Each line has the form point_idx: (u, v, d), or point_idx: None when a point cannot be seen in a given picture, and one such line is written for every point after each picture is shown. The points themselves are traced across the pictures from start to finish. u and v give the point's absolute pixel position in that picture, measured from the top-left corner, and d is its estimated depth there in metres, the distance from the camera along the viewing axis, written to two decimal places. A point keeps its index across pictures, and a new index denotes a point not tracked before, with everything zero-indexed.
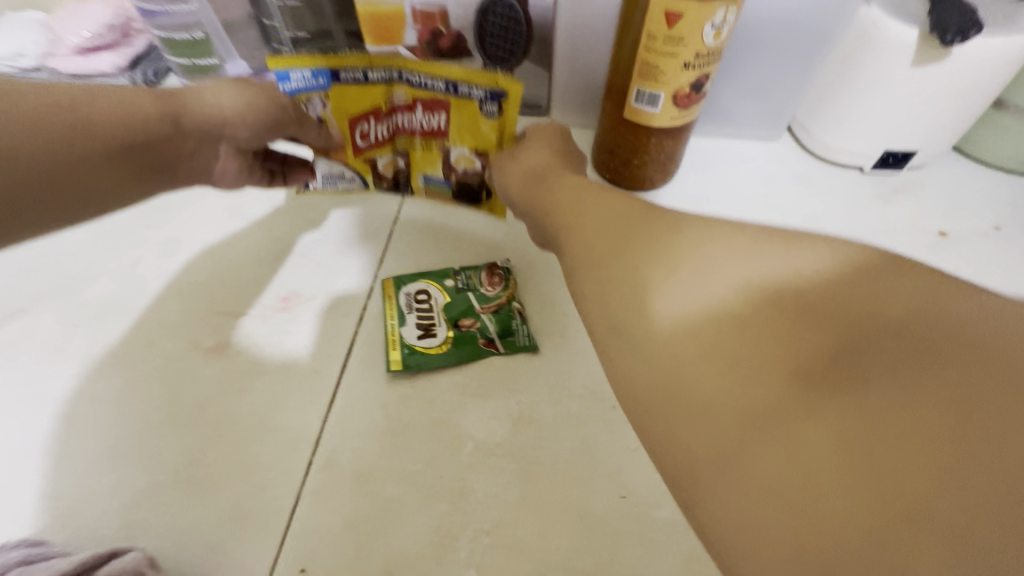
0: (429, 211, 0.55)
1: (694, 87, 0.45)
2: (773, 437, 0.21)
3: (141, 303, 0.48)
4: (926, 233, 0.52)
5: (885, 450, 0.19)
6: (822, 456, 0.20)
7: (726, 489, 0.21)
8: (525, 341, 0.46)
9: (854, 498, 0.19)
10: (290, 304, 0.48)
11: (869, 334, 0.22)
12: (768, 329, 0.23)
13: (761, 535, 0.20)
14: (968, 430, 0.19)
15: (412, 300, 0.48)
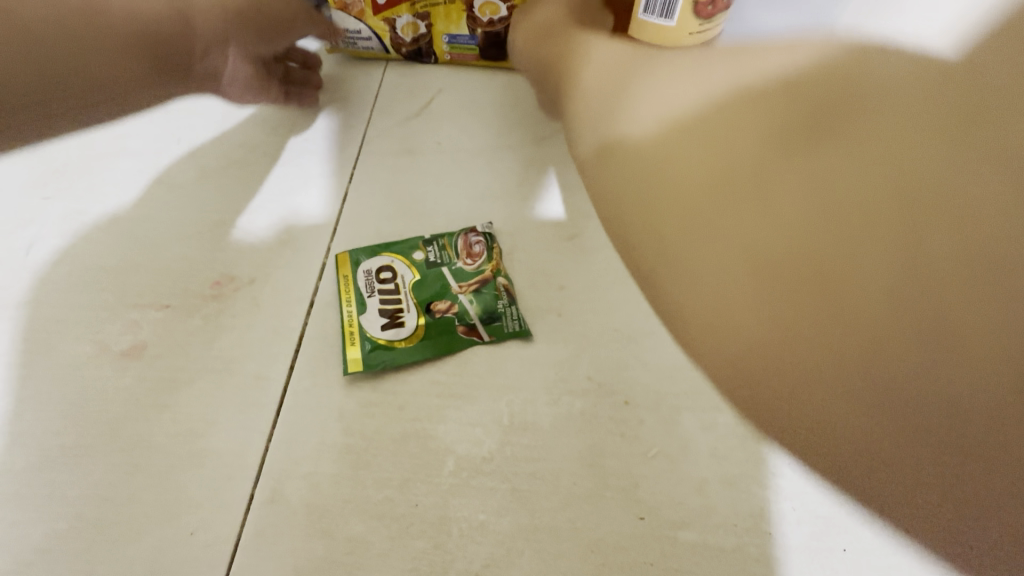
0: (391, 171, 0.46)
1: None
2: (720, 225, 0.20)
3: (36, 297, 0.40)
4: None
5: (783, 246, 0.20)
6: (740, 237, 0.20)
7: (677, 264, 0.21)
8: (515, 327, 0.37)
9: (753, 271, 0.20)
10: (223, 290, 0.39)
11: (835, 111, 0.21)
12: (735, 108, 0.22)
13: (661, 297, 0.22)
14: (855, 219, 0.19)
15: (374, 280, 0.39)
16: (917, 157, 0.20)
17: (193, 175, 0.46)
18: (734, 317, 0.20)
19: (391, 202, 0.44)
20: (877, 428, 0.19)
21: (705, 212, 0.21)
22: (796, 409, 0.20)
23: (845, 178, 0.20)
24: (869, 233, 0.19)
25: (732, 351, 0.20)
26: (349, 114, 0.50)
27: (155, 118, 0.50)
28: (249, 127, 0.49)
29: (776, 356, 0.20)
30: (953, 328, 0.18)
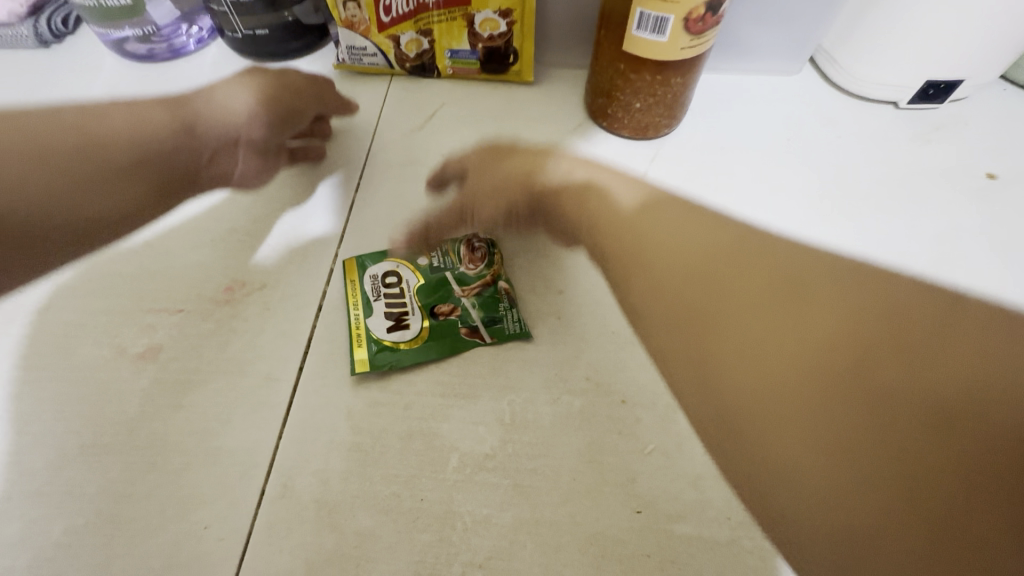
0: (396, 180, 0.48)
1: (710, 8, 0.40)
2: (737, 355, 0.37)
3: (54, 301, 0.41)
4: (974, 176, 0.50)
5: (777, 372, 0.35)
6: (816, 364, 0.35)
7: (718, 375, 0.36)
8: (516, 329, 0.39)
9: (782, 399, 0.34)
10: (235, 295, 0.41)
11: (827, 332, 0.36)
12: (761, 304, 0.38)
13: (726, 387, 0.36)
14: (844, 398, 0.33)
15: (380, 284, 0.41)
16: (891, 390, 0.33)
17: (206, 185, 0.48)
18: (734, 390, 0.35)
19: (396, 211, 0.46)
20: (847, 482, 0.31)
21: (736, 334, 0.37)
22: (778, 460, 0.33)
23: (829, 324, 0.36)
24: (821, 434, 0.33)
25: (755, 426, 0.34)
26: (355, 125, 0.52)
27: None
28: None
29: (777, 437, 0.33)
30: (918, 424, 0.32)
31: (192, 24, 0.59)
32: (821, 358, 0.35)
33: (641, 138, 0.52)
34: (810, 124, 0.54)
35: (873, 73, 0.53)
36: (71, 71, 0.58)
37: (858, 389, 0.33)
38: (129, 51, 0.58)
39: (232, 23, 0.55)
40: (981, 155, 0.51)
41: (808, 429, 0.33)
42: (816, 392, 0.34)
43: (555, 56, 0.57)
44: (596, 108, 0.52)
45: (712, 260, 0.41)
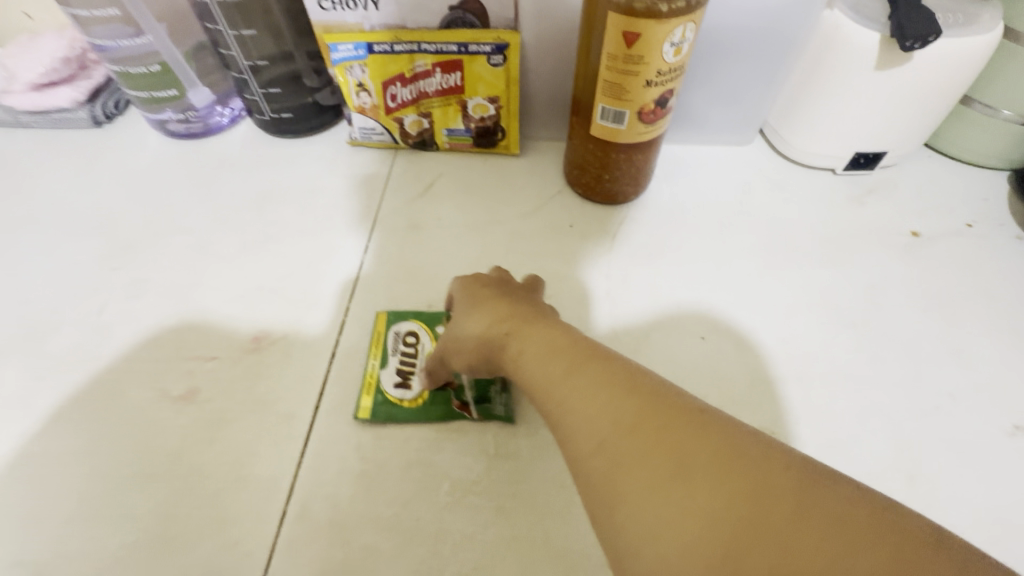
0: (400, 242, 0.56)
1: (658, 103, 0.48)
2: (616, 450, 0.27)
3: (107, 351, 0.48)
4: (900, 234, 0.58)
5: (627, 449, 0.27)
6: (650, 464, 0.26)
7: (579, 445, 0.29)
8: (502, 412, 0.43)
9: (628, 469, 0.26)
10: (261, 344, 0.48)
11: (669, 433, 0.27)
12: (618, 383, 0.30)
13: (585, 461, 0.28)
14: (683, 475, 0.25)
15: (400, 341, 0.47)
16: (772, 501, 0.23)
17: (237, 248, 0.56)
18: (616, 483, 0.26)
19: (399, 270, 0.54)
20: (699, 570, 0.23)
21: (593, 413, 0.29)
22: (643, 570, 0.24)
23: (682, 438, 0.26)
24: (707, 504, 0.24)
25: (637, 507, 0.25)
26: (365, 194, 0.61)
27: (205, 202, 0.61)
28: (282, 209, 0.59)
29: (645, 539, 0.24)
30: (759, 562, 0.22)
31: (224, 105, 0.68)
32: (680, 439, 0.26)
33: (611, 203, 0.60)
34: (758, 189, 0.62)
35: (810, 145, 0.61)
36: (119, 148, 0.67)
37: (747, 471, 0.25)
38: (170, 130, 0.68)
39: (261, 107, 0.64)
40: (905, 216, 0.59)
41: (672, 498, 0.25)
42: (687, 479, 0.25)
43: (538, 132, 0.66)
44: (573, 179, 0.60)
45: (560, 356, 0.34)
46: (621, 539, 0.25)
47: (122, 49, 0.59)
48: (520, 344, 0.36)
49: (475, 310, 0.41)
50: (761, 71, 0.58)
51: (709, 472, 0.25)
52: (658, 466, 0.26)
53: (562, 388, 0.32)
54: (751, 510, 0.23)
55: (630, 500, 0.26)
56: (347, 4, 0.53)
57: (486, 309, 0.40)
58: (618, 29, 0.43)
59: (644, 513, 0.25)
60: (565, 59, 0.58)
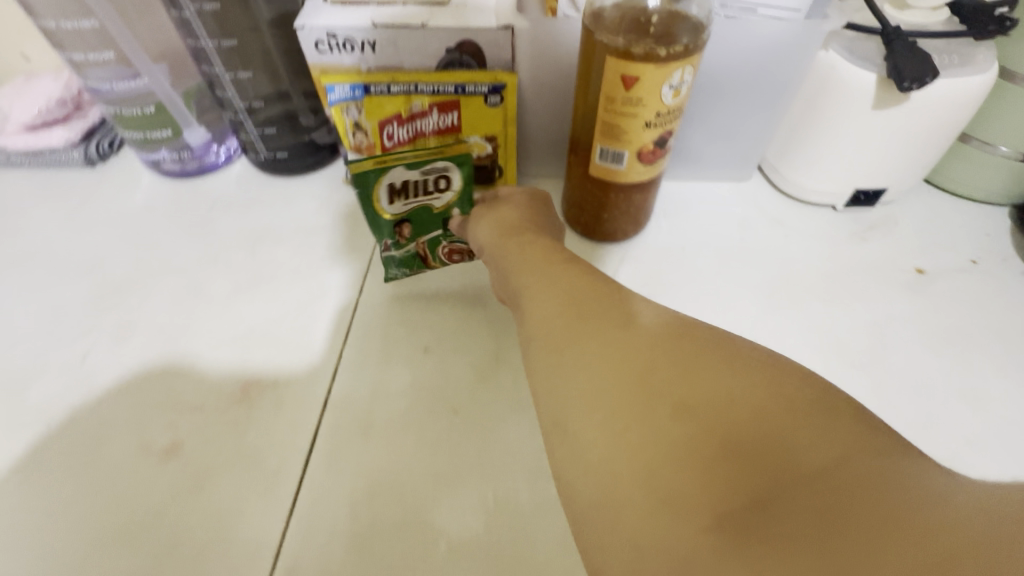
0: (396, 285, 0.55)
1: (658, 143, 0.48)
2: (562, 325, 0.36)
3: (88, 402, 0.46)
4: (904, 271, 0.57)
5: (567, 323, 0.36)
6: (576, 326, 0.36)
7: (535, 321, 0.39)
8: (390, 276, 0.55)
9: (564, 334, 0.36)
10: (250, 394, 0.46)
11: (598, 310, 0.36)
12: (568, 280, 0.41)
13: (538, 334, 0.37)
14: (603, 336, 0.34)
15: (434, 182, 0.53)
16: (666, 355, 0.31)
17: (228, 290, 0.55)
18: (554, 343, 0.35)
19: (395, 313, 0.52)
20: (597, 398, 0.30)
21: (545, 299, 0.40)
22: (564, 403, 0.32)
23: (607, 314, 0.36)
24: (613, 352, 0.32)
25: (565, 358, 0.34)
26: (360, 233, 0.60)
27: (197, 241, 0.60)
28: (275, 249, 0.58)
29: (566, 376, 0.33)
30: (643, 391, 0.29)
31: (220, 144, 0.68)
32: (606, 314, 0.36)
33: (611, 241, 0.59)
34: (758, 226, 0.62)
35: (810, 182, 0.61)
36: (111, 187, 0.66)
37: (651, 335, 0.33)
38: (164, 170, 0.67)
39: (257, 146, 0.64)
40: (908, 252, 0.58)
41: (593, 351, 0.33)
42: (604, 338, 0.33)
43: (535, 168, 0.65)
44: (571, 218, 0.60)
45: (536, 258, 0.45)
46: (554, 382, 0.34)
47: (114, 92, 0.58)
48: (519, 241, 0.48)
49: (497, 210, 0.54)
50: (757, 107, 0.58)
51: (622, 332, 0.33)
52: (591, 326, 0.35)
53: (534, 280, 0.42)
54: (646, 359, 0.31)
55: (567, 351, 0.34)
56: (344, 46, 0.54)
57: (503, 213, 0.52)
58: (615, 72, 0.43)
59: (571, 364, 0.33)
60: (560, 98, 0.58)
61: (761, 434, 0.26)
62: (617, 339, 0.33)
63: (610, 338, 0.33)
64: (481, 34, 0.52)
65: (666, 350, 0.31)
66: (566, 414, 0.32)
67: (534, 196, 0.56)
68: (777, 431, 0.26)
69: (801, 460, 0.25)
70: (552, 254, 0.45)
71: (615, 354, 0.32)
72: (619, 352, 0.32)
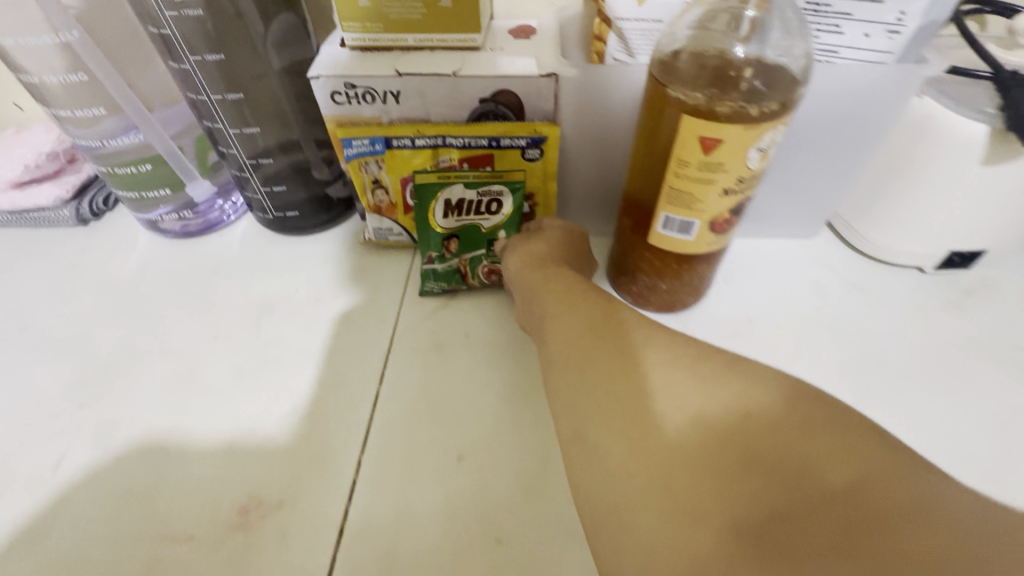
0: (422, 369, 0.47)
1: (733, 211, 0.41)
2: (579, 345, 0.37)
3: (60, 528, 0.40)
4: (1015, 348, 0.49)
5: (583, 343, 0.37)
6: (591, 343, 0.36)
7: (551, 342, 0.39)
8: (427, 287, 0.52)
9: (579, 354, 0.36)
10: (250, 517, 0.39)
11: (613, 329, 0.36)
12: (583, 298, 0.41)
13: (555, 355, 0.38)
14: (618, 358, 0.34)
15: (489, 204, 0.51)
16: (677, 376, 0.31)
17: (228, 377, 0.47)
18: (571, 363, 0.36)
19: (420, 407, 0.44)
20: (614, 419, 0.31)
21: (559, 318, 0.40)
22: (583, 422, 0.33)
23: (621, 333, 0.36)
24: (630, 372, 0.33)
25: (581, 377, 0.35)
26: (379, 305, 0.53)
27: (195, 315, 0.53)
28: (283, 325, 0.51)
29: (585, 396, 0.34)
30: (657, 409, 0.30)
31: (226, 199, 0.62)
32: (620, 333, 0.36)
33: (667, 312, 0.51)
34: (835, 292, 0.54)
35: (895, 243, 0.53)
36: (103, 250, 0.60)
37: (665, 355, 0.33)
38: (163, 229, 0.61)
39: (264, 205, 0.57)
40: (1016, 325, 0.50)
41: (608, 372, 0.34)
42: (620, 359, 0.34)
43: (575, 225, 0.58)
44: (620, 286, 0.52)
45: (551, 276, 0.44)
46: (572, 400, 0.34)
47: (109, 149, 0.53)
48: (547, 273, 0.45)
49: (529, 242, 0.50)
50: (835, 159, 0.50)
51: (636, 353, 0.34)
52: (605, 346, 0.35)
53: (549, 300, 0.42)
54: (659, 381, 0.32)
55: (583, 370, 0.35)
56: (364, 97, 0.47)
57: (530, 245, 0.49)
58: (691, 132, 0.35)
59: (587, 383, 0.34)
60: (607, 149, 0.51)
61: (775, 449, 0.27)
62: (633, 360, 0.33)
63: (626, 358, 0.34)
64: (521, 82, 0.45)
65: (683, 374, 0.31)
66: (585, 431, 0.32)
67: (573, 229, 0.52)
68: (795, 454, 0.26)
69: (823, 477, 0.25)
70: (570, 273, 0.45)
71: (631, 378, 0.32)
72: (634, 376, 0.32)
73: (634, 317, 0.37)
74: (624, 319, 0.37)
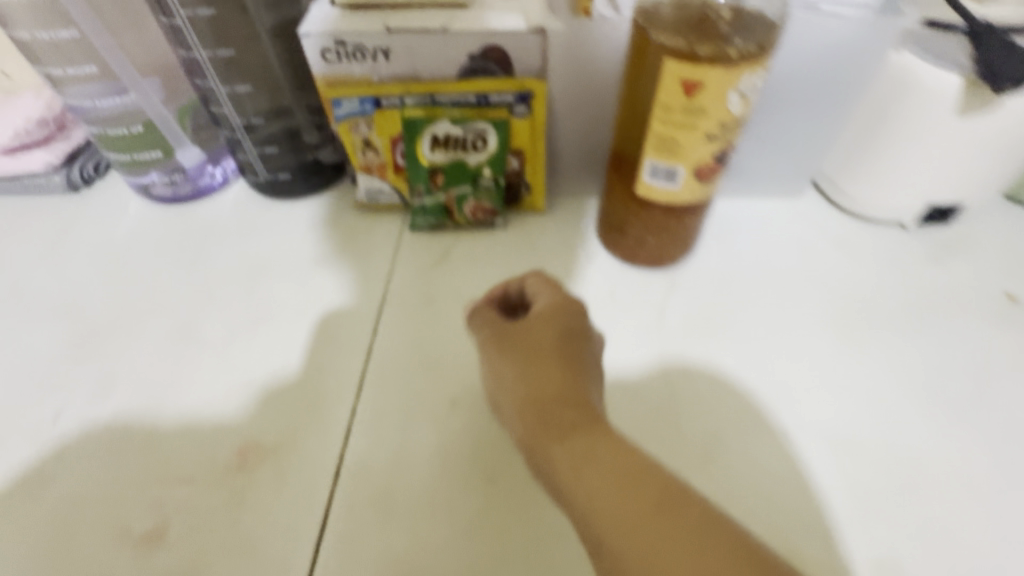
0: (415, 322, 0.48)
1: (717, 158, 0.41)
2: (522, 432, 0.36)
3: (62, 475, 0.40)
4: (992, 298, 0.50)
5: (524, 429, 0.35)
6: (530, 431, 0.35)
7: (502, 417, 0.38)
8: (418, 222, 0.56)
9: (526, 443, 0.35)
10: (249, 461, 0.40)
11: (552, 405, 0.35)
12: (524, 363, 0.37)
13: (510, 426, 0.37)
14: (557, 437, 0.34)
15: (473, 140, 0.51)
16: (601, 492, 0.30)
17: (225, 334, 0.48)
18: (525, 450, 0.36)
19: (415, 357, 0.45)
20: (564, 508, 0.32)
21: (503, 382, 0.38)
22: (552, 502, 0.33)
23: (558, 404, 0.35)
24: (569, 455, 0.32)
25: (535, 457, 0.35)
26: (372, 263, 0.53)
27: (189, 277, 0.53)
28: (278, 285, 0.52)
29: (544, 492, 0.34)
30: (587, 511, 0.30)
31: (216, 165, 0.61)
32: (560, 408, 0.35)
33: (656, 268, 0.53)
34: (819, 249, 0.55)
35: (877, 199, 0.54)
36: (96, 217, 0.60)
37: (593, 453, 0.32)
38: (155, 194, 0.61)
39: (256, 167, 0.58)
40: (993, 277, 0.51)
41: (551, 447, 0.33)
42: (559, 439, 0.33)
43: (565, 186, 0.59)
44: (610, 241, 0.53)
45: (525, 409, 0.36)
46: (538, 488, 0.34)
47: (101, 110, 0.53)
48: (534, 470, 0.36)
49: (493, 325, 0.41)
50: (819, 116, 0.51)
51: (573, 452, 0.33)
52: (550, 431, 0.34)
53: (495, 369, 0.39)
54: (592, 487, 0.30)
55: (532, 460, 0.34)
56: (353, 55, 0.47)
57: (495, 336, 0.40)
58: (674, 76, 0.36)
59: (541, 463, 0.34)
60: (596, 106, 0.52)
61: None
62: (567, 460, 0.33)
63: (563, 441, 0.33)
64: (510, 37, 0.46)
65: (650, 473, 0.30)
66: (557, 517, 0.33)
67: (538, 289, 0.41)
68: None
69: None
70: (533, 366, 0.37)
71: (643, 483, 0.29)
72: (646, 482, 0.30)
73: (572, 393, 0.36)
74: (562, 392, 0.36)
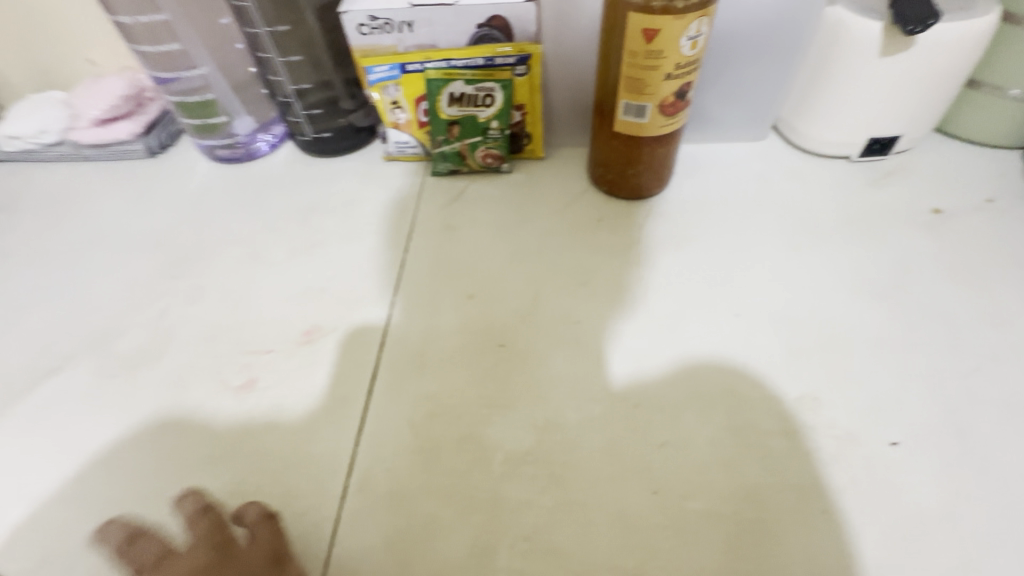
0: (438, 243, 0.59)
1: (678, 95, 0.52)
2: None
3: (170, 351, 0.52)
4: (921, 212, 0.58)
5: None
6: None
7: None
8: (438, 167, 0.67)
9: None
10: (313, 337, 0.51)
11: None
12: None
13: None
14: None
15: (483, 97, 0.61)
16: None
17: (286, 254, 0.60)
18: None
19: (439, 266, 0.56)
20: None
21: None
22: None
23: None
24: None
25: None
26: (401, 201, 0.65)
27: (254, 214, 0.65)
28: (325, 218, 0.63)
29: None
30: None
31: (267, 133, 0.73)
32: None
33: (636, 199, 0.62)
34: (776, 179, 0.64)
35: (824, 136, 0.64)
36: (172, 173, 0.72)
37: None
38: (217, 155, 0.72)
39: (303, 128, 0.69)
40: (925, 195, 0.60)
41: None
42: None
43: (561, 138, 0.70)
44: (597, 176, 0.63)
45: None
46: None
47: (180, 83, 0.65)
48: None
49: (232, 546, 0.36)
50: (771, 67, 0.61)
51: None
52: None
53: None
54: None
55: None
56: (384, 28, 0.58)
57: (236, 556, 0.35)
58: (636, 26, 0.47)
59: None
60: (584, 64, 0.62)
61: None
62: None
63: None
64: (510, 8, 0.56)
65: None
66: None
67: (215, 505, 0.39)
68: None
69: None
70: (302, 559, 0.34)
71: None
72: None
73: None
74: None
